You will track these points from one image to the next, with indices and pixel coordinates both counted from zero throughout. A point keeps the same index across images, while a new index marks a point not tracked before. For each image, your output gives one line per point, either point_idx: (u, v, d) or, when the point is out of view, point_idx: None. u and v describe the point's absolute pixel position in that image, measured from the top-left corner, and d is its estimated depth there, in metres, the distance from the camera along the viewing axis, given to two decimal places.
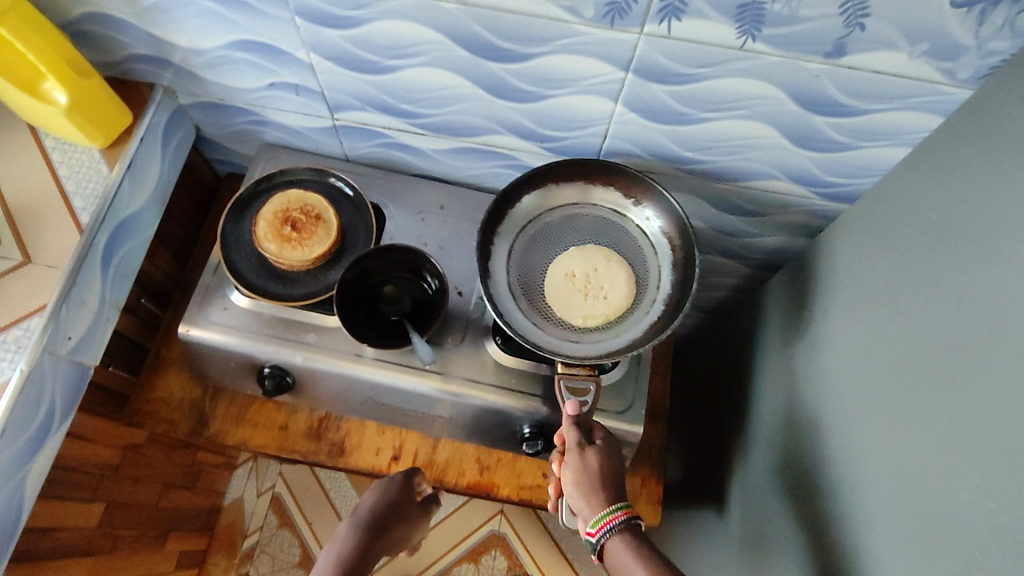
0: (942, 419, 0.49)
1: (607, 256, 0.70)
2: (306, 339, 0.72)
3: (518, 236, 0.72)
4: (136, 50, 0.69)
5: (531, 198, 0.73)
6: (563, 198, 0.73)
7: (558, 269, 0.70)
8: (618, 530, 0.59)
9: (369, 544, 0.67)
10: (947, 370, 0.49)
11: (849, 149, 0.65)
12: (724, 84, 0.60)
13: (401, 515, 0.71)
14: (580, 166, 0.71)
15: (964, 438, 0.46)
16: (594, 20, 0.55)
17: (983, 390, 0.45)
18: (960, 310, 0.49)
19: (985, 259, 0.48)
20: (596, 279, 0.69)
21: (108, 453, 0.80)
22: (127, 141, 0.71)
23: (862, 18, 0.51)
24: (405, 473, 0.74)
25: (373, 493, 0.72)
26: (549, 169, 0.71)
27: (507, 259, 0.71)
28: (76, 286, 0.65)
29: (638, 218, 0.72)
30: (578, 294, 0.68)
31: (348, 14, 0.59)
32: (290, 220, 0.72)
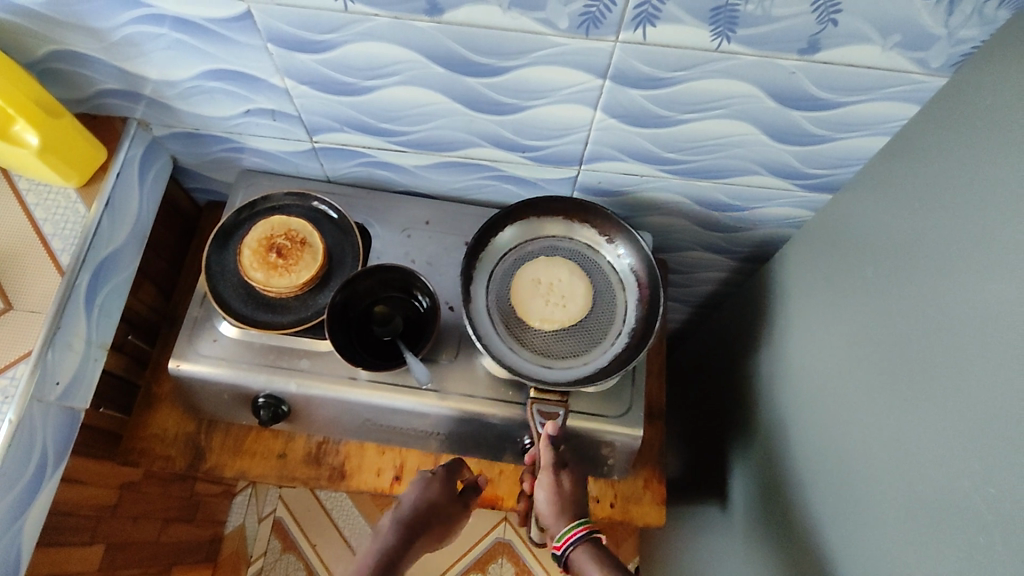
0: (939, 405, 0.50)
1: (574, 285, 0.73)
2: (299, 365, 0.71)
3: (500, 264, 0.74)
4: (106, 85, 0.68)
5: (514, 227, 0.75)
6: (544, 231, 0.75)
7: (527, 280, 0.72)
8: (582, 542, 0.62)
9: (401, 549, 0.64)
10: (941, 356, 0.50)
11: (827, 140, 0.66)
12: (701, 85, 0.60)
13: (441, 517, 0.67)
14: (562, 204, 0.74)
15: (963, 423, 0.47)
16: (570, 31, 0.55)
17: (979, 376, 0.46)
18: (950, 299, 0.50)
19: (972, 247, 0.49)
20: (560, 289, 0.72)
21: (103, 494, 0.79)
22: (103, 178, 0.70)
23: (835, 14, 0.51)
24: (450, 465, 0.70)
25: (414, 489, 0.68)
26: (530, 204, 0.74)
27: (487, 285, 0.72)
28: (61, 329, 0.64)
29: (610, 256, 0.74)
30: (540, 299, 0.72)
31: (321, 38, 0.58)
32: (275, 246, 0.71)
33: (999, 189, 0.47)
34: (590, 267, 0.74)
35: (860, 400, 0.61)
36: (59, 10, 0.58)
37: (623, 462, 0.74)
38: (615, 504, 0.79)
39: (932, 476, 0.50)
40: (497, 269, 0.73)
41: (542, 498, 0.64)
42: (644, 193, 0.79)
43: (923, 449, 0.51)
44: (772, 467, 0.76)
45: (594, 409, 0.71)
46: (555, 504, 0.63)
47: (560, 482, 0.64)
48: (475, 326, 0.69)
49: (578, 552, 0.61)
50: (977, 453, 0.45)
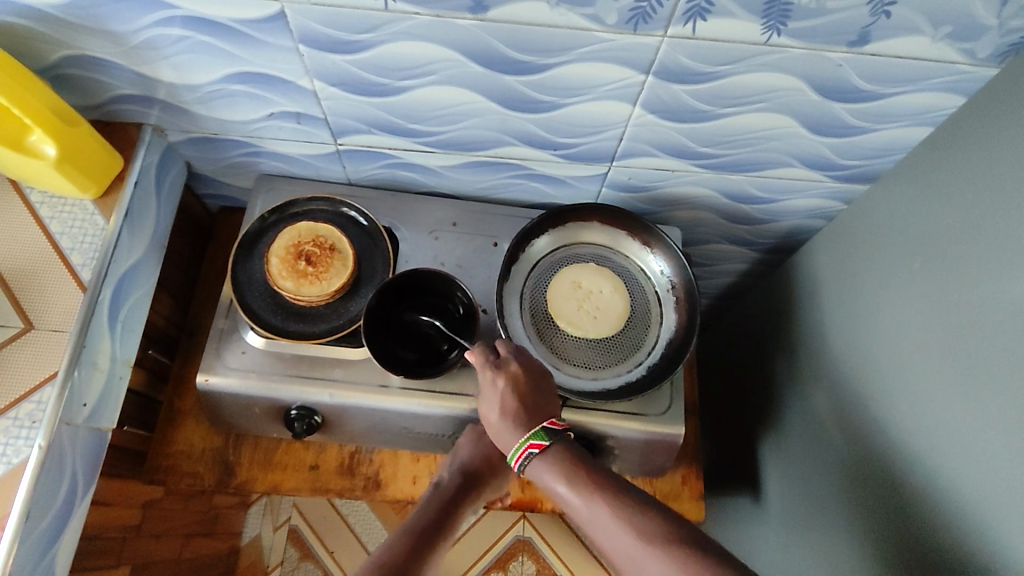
0: (990, 397, 0.51)
1: (615, 302, 0.72)
2: (332, 375, 0.69)
3: (547, 259, 0.74)
4: (121, 90, 0.65)
5: (578, 229, 0.75)
6: (606, 239, 0.75)
7: (570, 280, 0.73)
8: (546, 457, 0.56)
9: (459, 496, 0.65)
10: (991, 349, 0.51)
11: (865, 132, 0.65)
12: (745, 79, 0.59)
13: (490, 469, 0.68)
14: (630, 218, 0.74)
15: (1017, 414, 0.48)
16: (617, 26, 0.53)
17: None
18: (1000, 293, 0.51)
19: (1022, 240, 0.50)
20: (597, 300, 0.72)
21: (128, 514, 0.77)
22: (121, 187, 0.66)
23: (889, 6, 0.51)
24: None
25: (463, 451, 0.69)
26: (599, 209, 0.74)
27: (526, 278, 0.73)
28: (87, 348, 0.61)
29: (660, 283, 0.74)
30: (573, 302, 0.72)
31: (356, 38, 0.56)
32: (304, 253, 0.69)
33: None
34: (634, 289, 0.74)
35: (901, 391, 0.61)
36: (75, 13, 0.55)
37: (663, 460, 0.74)
38: None
39: (988, 466, 0.50)
40: (543, 263, 0.74)
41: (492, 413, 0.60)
42: (674, 188, 0.78)
43: (973, 439, 0.52)
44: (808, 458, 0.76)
45: (636, 409, 0.70)
46: (505, 413, 0.59)
47: (500, 389, 0.59)
48: (503, 313, 0.70)
49: (532, 461, 0.57)
50: None
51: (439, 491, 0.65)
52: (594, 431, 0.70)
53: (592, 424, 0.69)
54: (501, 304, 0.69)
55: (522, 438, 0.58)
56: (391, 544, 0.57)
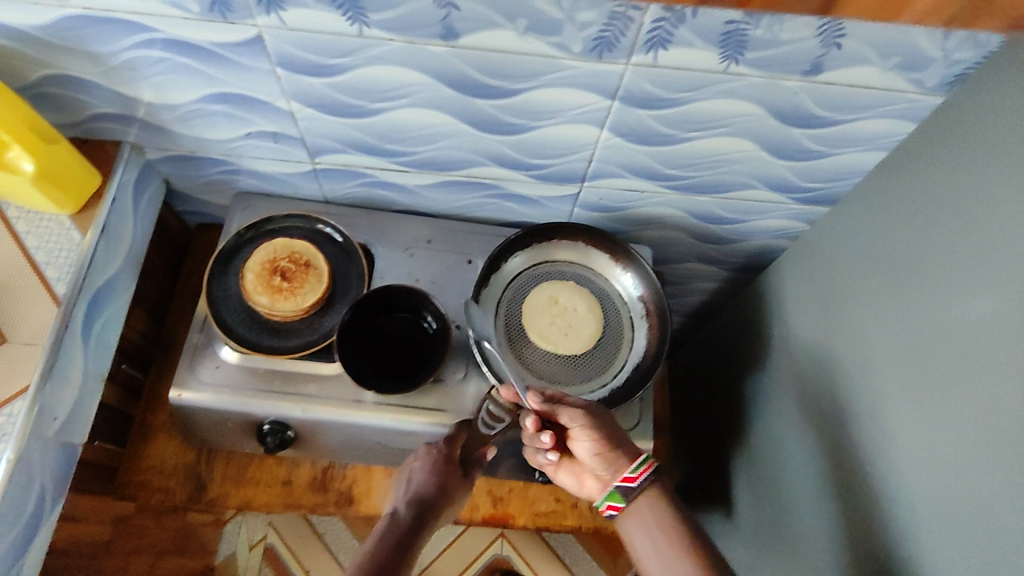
0: (956, 417, 0.51)
1: (589, 323, 0.74)
2: (306, 391, 0.69)
3: (529, 274, 0.76)
4: (101, 109, 0.66)
5: (563, 248, 0.77)
6: (589, 260, 0.77)
7: (548, 295, 0.74)
8: (650, 489, 0.60)
9: (415, 532, 0.60)
10: (939, 369, 0.53)
11: (823, 156, 0.68)
12: (707, 105, 0.61)
13: (449, 496, 0.63)
14: (613, 241, 0.76)
15: (982, 432, 0.48)
16: (583, 54, 0.55)
17: (983, 388, 0.48)
18: (954, 313, 0.52)
19: (972, 262, 0.51)
20: (572, 317, 0.74)
21: (97, 531, 0.76)
22: (98, 204, 0.67)
23: (839, 38, 0.53)
24: (450, 436, 0.66)
25: (423, 468, 0.64)
26: (585, 230, 0.76)
27: (505, 291, 0.75)
28: (60, 363, 0.62)
29: (636, 307, 0.75)
30: (548, 317, 0.74)
31: (331, 62, 0.58)
32: (279, 269, 0.70)
33: (999, 207, 0.49)
34: (610, 311, 0.75)
35: (863, 409, 0.63)
36: (56, 34, 0.56)
37: None
38: None
39: (949, 485, 0.51)
40: (525, 277, 0.76)
41: (587, 448, 0.61)
42: (644, 208, 0.80)
43: (943, 460, 0.52)
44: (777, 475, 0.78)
45: None
46: (601, 447, 0.61)
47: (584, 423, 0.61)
48: (477, 318, 0.71)
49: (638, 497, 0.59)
50: (998, 459, 0.47)
51: (392, 527, 0.59)
52: None
53: None
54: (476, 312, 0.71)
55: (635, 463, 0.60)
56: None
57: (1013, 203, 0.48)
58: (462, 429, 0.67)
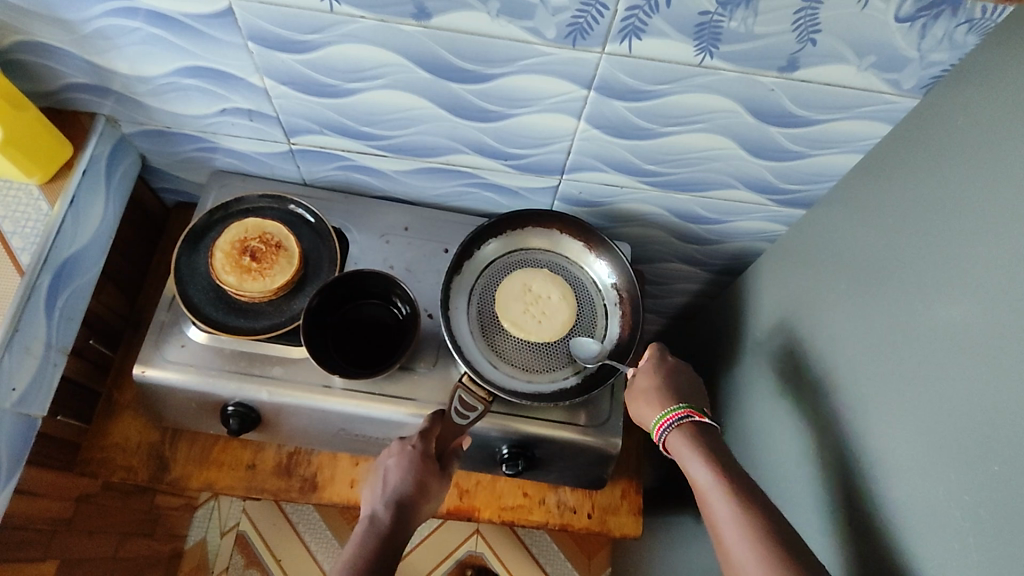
0: (913, 421, 0.50)
1: (563, 313, 0.73)
2: (272, 373, 0.69)
3: (502, 261, 0.75)
4: (75, 79, 0.66)
5: (538, 236, 0.77)
6: (564, 248, 0.76)
7: (521, 282, 0.74)
8: (680, 426, 0.62)
9: (400, 531, 0.58)
10: (899, 369, 0.53)
11: (802, 157, 0.67)
12: (684, 99, 0.61)
13: (429, 492, 0.61)
14: (588, 228, 0.75)
15: (959, 438, 0.46)
16: (557, 40, 0.55)
17: (940, 388, 0.48)
18: (932, 316, 0.50)
19: (951, 263, 0.49)
20: (545, 305, 0.73)
21: (57, 507, 0.75)
22: (68, 175, 0.67)
23: (814, 33, 0.53)
24: (423, 430, 0.64)
25: (399, 464, 0.61)
26: (560, 217, 0.76)
27: (478, 277, 0.74)
28: (19, 332, 0.61)
29: (609, 297, 0.75)
30: (521, 304, 0.73)
31: (305, 38, 0.57)
32: (249, 249, 0.69)
33: (982, 209, 0.48)
34: (583, 300, 0.74)
35: (826, 409, 0.62)
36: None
37: (600, 471, 0.74)
38: (592, 515, 0.79)
39: (913, 490, 0.49)
40: (498, 264, 0.75)
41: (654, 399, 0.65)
42: (624, 204, 0.80)
43: (914, 468, 0.50)
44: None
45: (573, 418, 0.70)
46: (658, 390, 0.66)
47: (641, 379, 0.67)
48: (449, 304, 0.71)
49: (675, 432, 0.62)
50: (950, 461, 0.46)
51: (375, 529, 0.57)
52: (528, 438, 0.70)
53: (527, 431, 0.69)
54: (447, 297, 0.70)
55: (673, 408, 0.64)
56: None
57: (995, 202, 0.46)
58: (434, 421, 0.65)
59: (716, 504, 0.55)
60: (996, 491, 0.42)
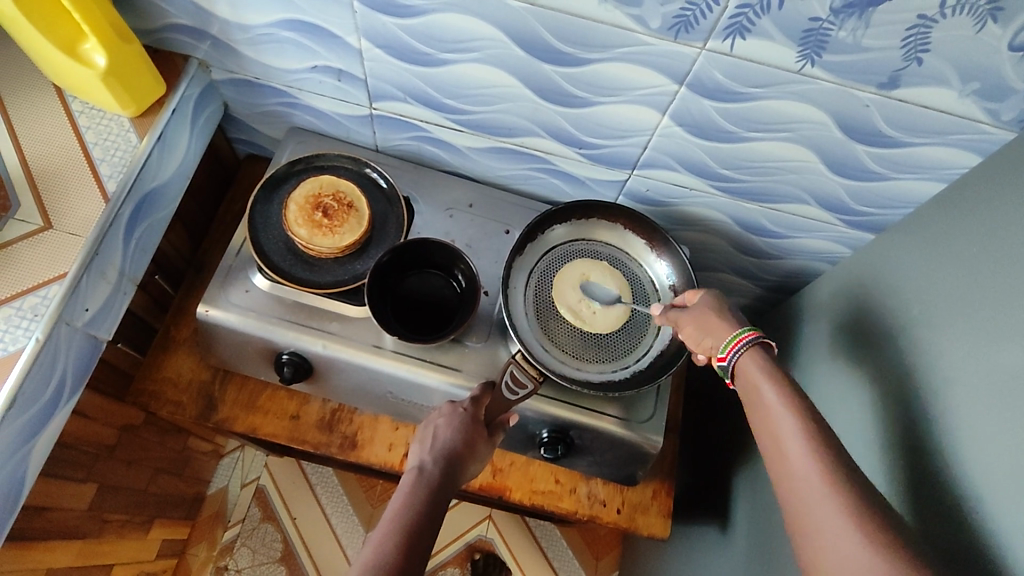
0: (977, 454, 0.49)
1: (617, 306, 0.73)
2: (329, 328, 0.70)
3: (565, 248, 0.76)
4: (177, 20, 0.67)
5: (602, 227, 0.77)
6: (625, 244, 0.77)
7: (579, 270, 0.74)
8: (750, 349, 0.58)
9: (446, 484, 0.58)
10: (964, 399, 0.52)
11: (883, 179, 0.67)
12: (774, 105, 0.61)
13: (474, 455, 0.61)
14: (652, 227, 0.75)
15: (1023, 476, 0.45)
16: (659, 31, 0.55)
17: (1009, 421, 0.47)
18: (1011, 350, 0.49)
19: None
20: (600, 296, 0.73)
21: (104, 432, 0.77)
22: (158, 112, 0.69)
23: (922, 52, 0.52)
24: (473, 396, 0.64)
25: (447, 425, 0.62)
26: (627, 212, 0.76)
27: (538, 261, 0.74)
28: (98, 256, 0.63)
29: (665, 297, 0.75)
30: (577, 292, 0.73)
31: (409, 3, 0.58)
32: (322, 205, 0.71)
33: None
34: (639, 296, 0.75)
35: (877, 435, 0.61)
36: None
37: (635, 467, 0.74)
38: (621, 510, 0.79)
39: (965, 522, 0.48)
40: (559, 250, 0.75)
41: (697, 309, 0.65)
42: (689, 208, 0.80)
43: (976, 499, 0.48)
44: (762, 488, 0.77)
45: (617, 411, 0.70)
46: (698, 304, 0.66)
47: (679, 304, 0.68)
48: (508, 283, 0.72)
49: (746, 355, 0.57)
50: (1014, 496, 0.45)
51: (423, 478, 0.57)
52: (571, 424, 0.70)
53: (570, 418, 0.70)
54: (508, 276, 0.71)
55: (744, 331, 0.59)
56: (383, 550, 0.50)
57: None
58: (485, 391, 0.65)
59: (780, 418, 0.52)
60: None
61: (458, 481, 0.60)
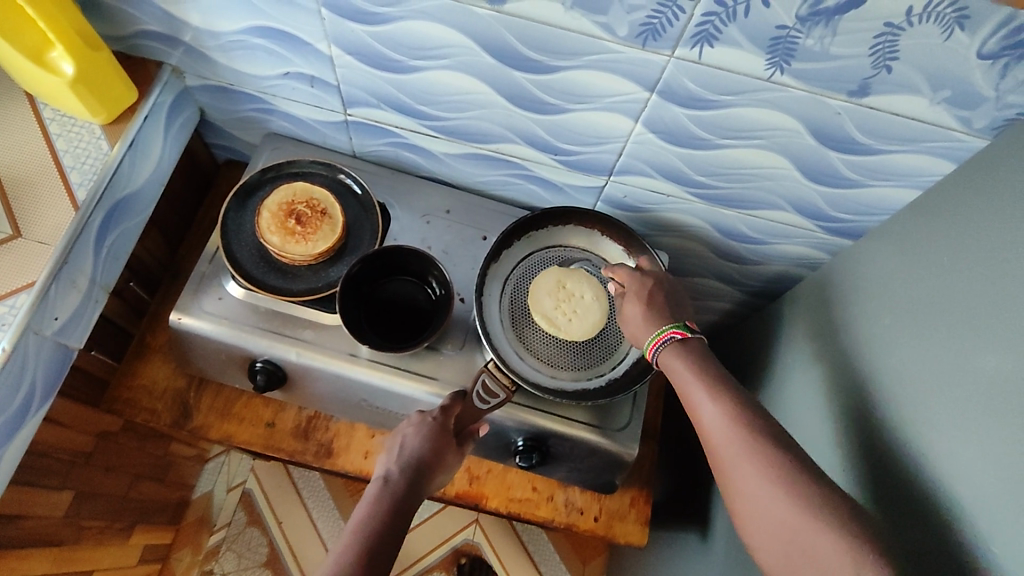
0: (947, 468, 0.49)
1: (593, 313, 0.71)
2: (302, 336, 0.70)
3: (541, 254, 0.75)
4: (148, 26, 0.67)
5: (578, 234, 0.77)
6: (601, 250, 0.76)
7: (554, 276, 0.73)
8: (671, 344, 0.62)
9: (410, 494, 0.58)
10: (934, 411, 0.51)
11: (858, 186, 0.66)
12: (745, 113, 0.60)
13: (442, 465, 0.61)
14: (628, 233, 0.75)
15: (990, 490, 0.44)
16: (627, 39, 0.55)
17: (976, 434, 0.47)
18: (977, 361, 0.49)
19: (1002, 310, 0.48)
20: (577, 303, 0.72)
21: (81, 440, 0.77)
22: (130, 119, 0.69)
23: (890, 60, 0.52)
24: (444, 406, 0.64)
25: (416, 433, 0.61)
26: (602, 218, 0.75)
27: (513, 268, 0.74)
28: (68, 264, 0.63)
29: None
30: (553, 299, 0.72)
31: (378, 11, 0.58)
32: (295, 212, 0.70)
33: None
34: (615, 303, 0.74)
35: (851, 445, 0.61)
36: None
37: (612, 475, 0.74)
38: (598, 518, 0.78)
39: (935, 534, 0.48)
40: (535, 257, 0.75)
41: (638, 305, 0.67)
42: (667, 213, 0.79)
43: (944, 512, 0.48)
44: None
45: (592, 419, 0.70)
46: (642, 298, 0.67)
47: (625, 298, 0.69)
48: (482, 290, 0.71)
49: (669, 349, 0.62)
50: (983, 510, 0.45)
51: (387, 490, 0.57)
52: (546, 432, 0.70)
53: (545, 426, 0.69)
54: (482, 284, 0.71)
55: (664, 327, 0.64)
56: (342, 565, 0.50)
57: None
58: (456, 400, 0.65)
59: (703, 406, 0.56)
60: None
61: (425, 490, 0.60)
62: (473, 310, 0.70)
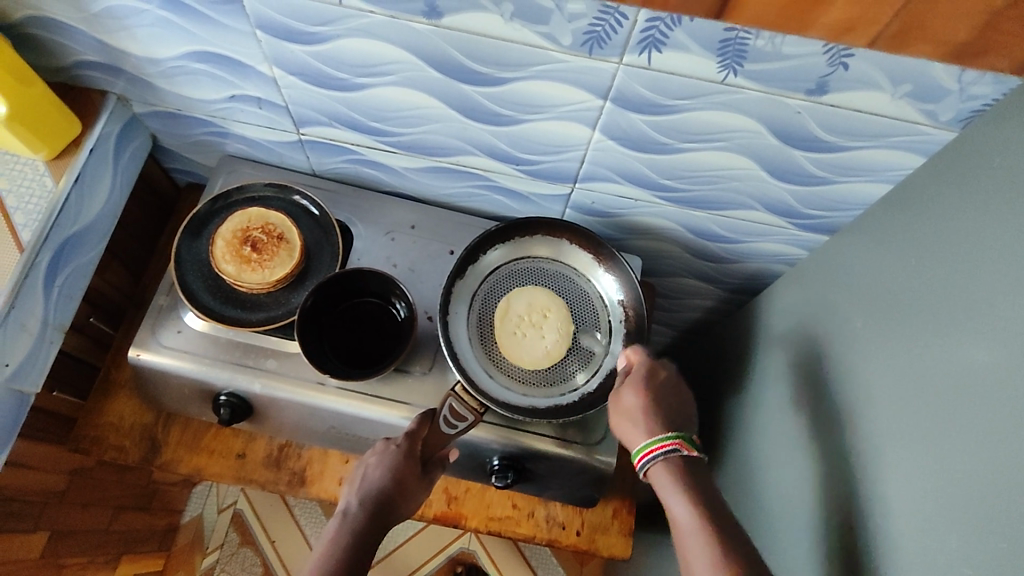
0: (918, 482, 0.47)
1: (539, 350, 0.69)
2: (265, 365, 0.68)
3: (508, 267, 0.73)
4: (86, 57, 0.65)
5: (547, 243, 0.74)
6: (570, 259, 0.74)
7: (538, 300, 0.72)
8: (664, 458, 0.59)
9: (371, 529, 0.58)
10: (906, 420, 0.49)
11: (827, 183, 0.64)
12: (703, 116, 0.58)
13: (407, 495, 0.60)
14: (596, 241, 0.73)
15: (961, 508, 0.43)
16: (572, 48, 0.53)
17: (948, 447, 0.45)
18: (944, 369, 0.47)
19: (970, 315, 0.46)
20: (540, 334, 0.70)
21: (51, 480, 0.75)
22: (75, 153, 0.67)
23: (846, 57, 0.49)
24: (410, 431, 0.62)
25: (378, 464, 0.60)
26: (570, 226, 0.73)
27: (479, 284, 0.72)
28: (15, 309, 0.61)
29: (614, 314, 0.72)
30: (527, 311, 0.71)
31: (314, 30, 0.56)
32: (251, 239, 0.68)
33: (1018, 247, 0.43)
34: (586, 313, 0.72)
35: (827, 452, 0.59)
36: None
37: (592, 489, 0.72)
38: (580, 532, 0.77)
39: (908, 548, 0.47)
40: (502, 271, 0.73)
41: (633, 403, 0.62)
42: (637, 217, 0.77)
43: (920, 523, 0.46)
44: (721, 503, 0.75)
45: (567, 435, 0.68)
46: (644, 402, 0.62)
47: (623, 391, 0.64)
48: (448, 308, 0.69)
49: (661, 461, 0.59)
50: (955, 527, 0.43)
51: (346, 524, 0.57)
52: (520, 451, 0.68)
53: (518, 444, 0.68)
54: (447, 300, 0.69)
55: (668, 434, 0.60)
56: None
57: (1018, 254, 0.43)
58: (423, 422, 0.63)
59: (700, 553, 0.53)
60: (997, 565, 0.39)
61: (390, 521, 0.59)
62: (439, 330, 0.68)
